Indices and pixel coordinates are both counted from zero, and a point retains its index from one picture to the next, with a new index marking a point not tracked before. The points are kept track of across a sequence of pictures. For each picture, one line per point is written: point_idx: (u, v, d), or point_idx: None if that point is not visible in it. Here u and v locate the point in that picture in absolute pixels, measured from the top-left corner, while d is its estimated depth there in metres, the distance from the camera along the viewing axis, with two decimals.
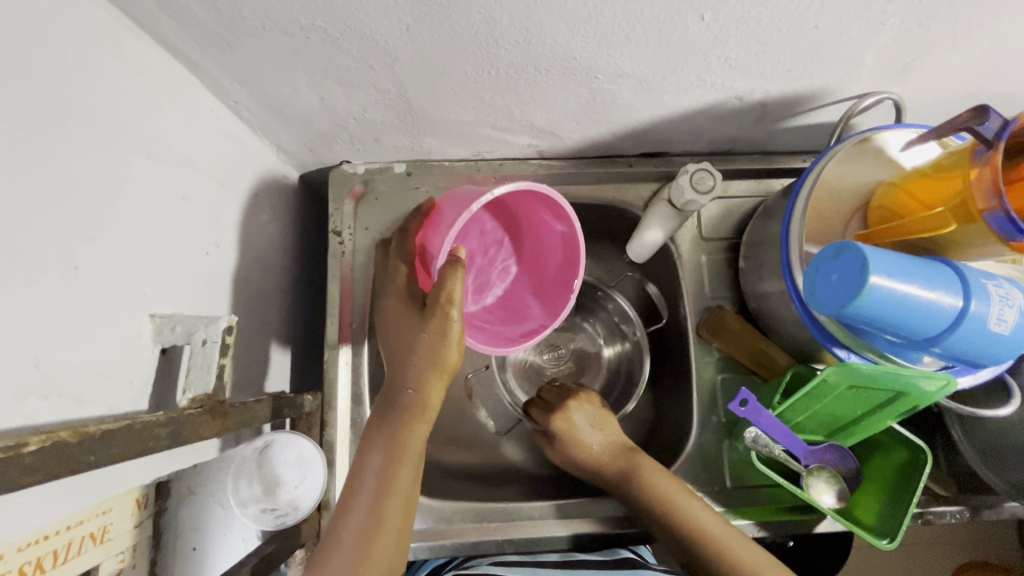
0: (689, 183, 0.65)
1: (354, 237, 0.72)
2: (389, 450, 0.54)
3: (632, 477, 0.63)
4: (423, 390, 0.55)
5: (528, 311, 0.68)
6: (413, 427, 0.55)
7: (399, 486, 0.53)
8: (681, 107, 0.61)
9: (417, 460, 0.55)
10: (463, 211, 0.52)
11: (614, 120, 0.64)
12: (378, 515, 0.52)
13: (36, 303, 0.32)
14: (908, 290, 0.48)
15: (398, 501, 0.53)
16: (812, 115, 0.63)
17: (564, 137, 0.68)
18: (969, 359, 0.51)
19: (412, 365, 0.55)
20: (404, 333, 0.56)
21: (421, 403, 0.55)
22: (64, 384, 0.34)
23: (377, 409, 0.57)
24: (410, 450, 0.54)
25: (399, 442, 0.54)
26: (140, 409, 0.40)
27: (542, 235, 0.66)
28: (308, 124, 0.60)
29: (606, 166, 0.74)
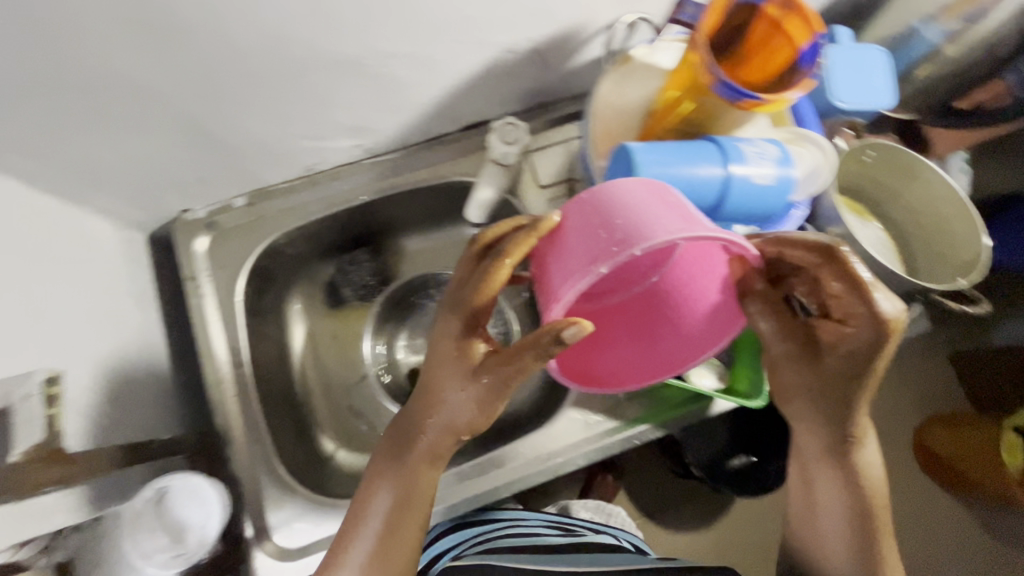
0: (498, 139, 0.69)
1: (213, 279, 0.74)
2: (394, 504, 0.55)
3: (830, 432, 0.56)
4: (430, 440, 0.54)
5: (677, 354, 0.61)
6: (423, 473, 0.55)
7: (401, 533, 0.55)
8: (464, 73, 0.66)
9: (422, 513, 0.56)
10: (600, 270, 0.46)
11: (412, 102, 0.68)
12: (382, 550, 0.54)
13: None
14: (676, 171, 0.53)
15: (396, 546, 0.55)
16: (585, 52, 0.70)
17: (378, 129, 0.72)
18: (755, 215, 0.57)
19: (436, 424, 0.53)
20: (433, 381, 0.52)
21: (431, 453, 0.55)
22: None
23: (387, 447, 0.57)
24: (420, 497, 0.55)
25: (404, 494, 0.55)
26: None
27: (688, 278, 0.60)
28: (120, 179, 0.62)
29: (434, 147, 0.78)
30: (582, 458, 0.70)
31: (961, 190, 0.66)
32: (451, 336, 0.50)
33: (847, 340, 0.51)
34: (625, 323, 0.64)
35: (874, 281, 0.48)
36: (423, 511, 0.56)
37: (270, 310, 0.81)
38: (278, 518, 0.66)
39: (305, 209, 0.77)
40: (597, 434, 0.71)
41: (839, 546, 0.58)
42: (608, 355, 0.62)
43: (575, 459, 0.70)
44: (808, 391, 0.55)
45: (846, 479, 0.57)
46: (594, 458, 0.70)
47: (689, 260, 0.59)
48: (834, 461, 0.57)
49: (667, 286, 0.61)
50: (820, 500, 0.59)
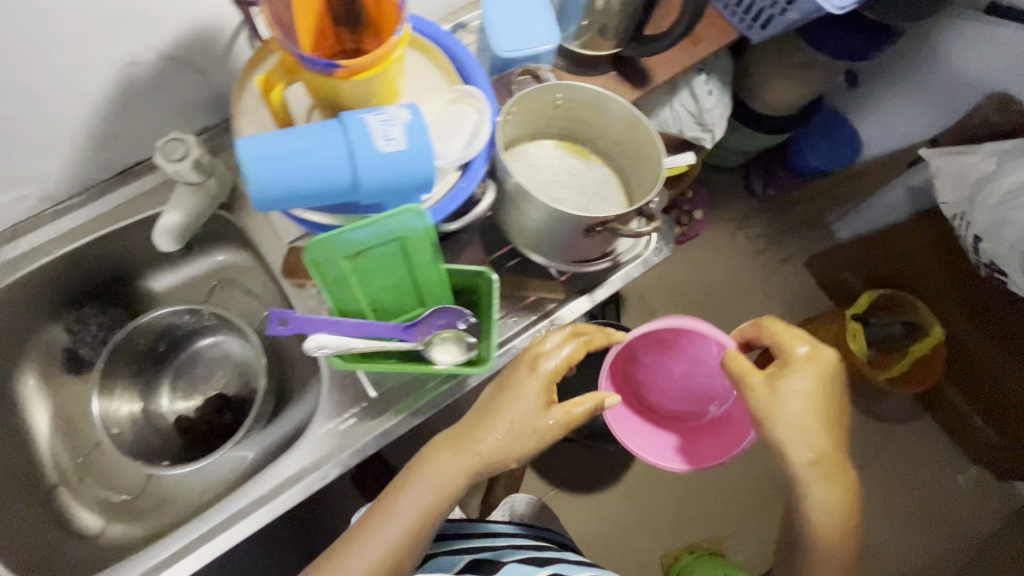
0: (159, 155, 0.63)
1: None
2: (432, 498, 0.62)
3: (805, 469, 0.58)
4: (461, 462, 0.62)
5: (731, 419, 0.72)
6: (456, 474, 0.62)
7: (416, 528, 0.62)
8: (93, 97, 0.60)
9: (420, 529, 0.62)
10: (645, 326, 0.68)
11: (54, 137, 0.62)
12: (404, 541, 0.61)
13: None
14: (285, 153, 0.51)
15: (403, 553, 0.61)
16: (240, 49, 0.66)
17: (34, 174, 0.65)
18: (400, 186, 0.54)
19: (496, 427, 0.62)
20: (495, 404, 0.63)
21: (478, 465, 0.62)
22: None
23: (444, 438, 0.65)
24: (452, 491, 0.62)
25: (436, 488, 0.62)
26: None
27: (709, 395, 0.75)
28: None
29: (126, 180, 0.72)
30: (335, 469, 0.67)
31: (633, 110, 0.66)
32: (508, 394, 0.63)
33: (794, 400, 0.58)
34: (686, 391, 0.77)
35: (808, 341, 0.60)
36: (433, 514, 0.62)
37: None
38: None
39: None
40: (351, 438, 0.68)
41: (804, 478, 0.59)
42: (645, 386, 0.78)
43: (327, 471, 0.67)
44: (794, 412, 0.58)
45: (854, 495, 0.60)
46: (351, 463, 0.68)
47: (728, 420, 0.72)
48: (835, 521, 0.59)
49: (721, 420, 0.74)
50: (808, 540, 0.60)
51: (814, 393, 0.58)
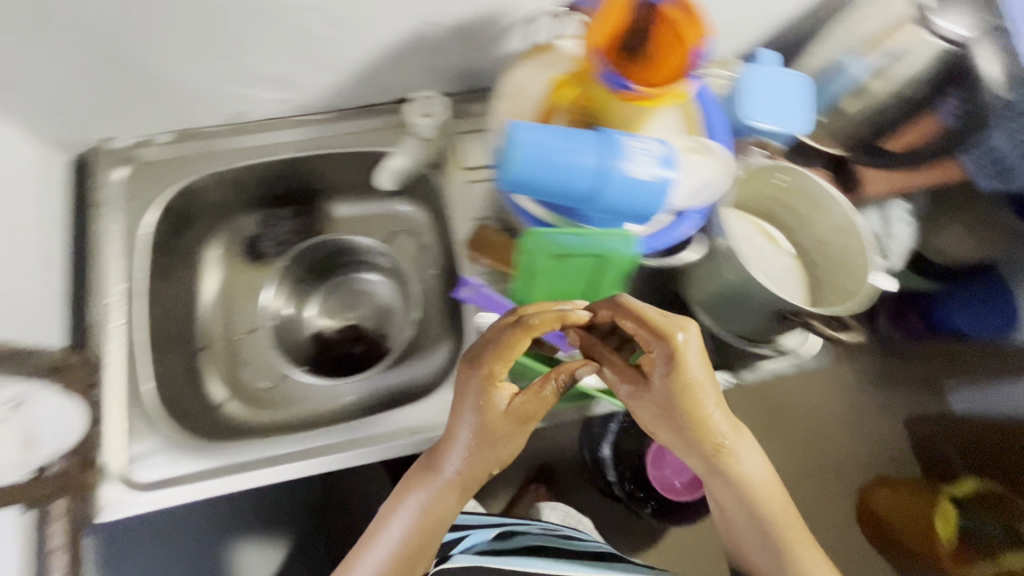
0: (414, 110, 0.70)
1: (124, 208, 0.75)
2: (427, 521, 0.62)
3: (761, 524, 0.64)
4: (462, 471, 0.61)
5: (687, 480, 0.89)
6: (445, 500, 0.61)
7: (427, 529, 0.62)
8: (386, 40, 0.67)
9: (440, 518, 0.62)
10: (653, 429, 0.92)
11: (338, 63, 0.70)
12: (400, 549, 0.61)
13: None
14: (547, 152, 0.53)
15: (410, 566, 0.62)
16: (513, 40, 0.71)
17: (304, 87, 0.73)
18: (632, 211, 0.57)
19: (456, 455, 0.61)
20: (452, 424, 0.62)
21: (454, 483, 0.62)
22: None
23: (409, 472, 0.65)
24: (440, 517, 0.62)
25: (428, 511, 0.62)
26: None
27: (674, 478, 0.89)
28: (38, 92, 0.65)
29: (365, 115, 0.79)
30: None
31: (858, 219, 0.65)
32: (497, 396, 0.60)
33: (690, 387, 0.58)
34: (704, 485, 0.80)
35: (685, 342, 0.57)
36: (438, 522, 0.62)
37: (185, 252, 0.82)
38: (135, 449, 0.66)
39: (230, 156, 0.78)
40: None
41: (790, 536, 0.64)
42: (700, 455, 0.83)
43: None
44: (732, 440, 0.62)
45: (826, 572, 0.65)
46: None
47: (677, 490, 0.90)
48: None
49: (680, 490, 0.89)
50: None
51: (699, 359, 0.58)
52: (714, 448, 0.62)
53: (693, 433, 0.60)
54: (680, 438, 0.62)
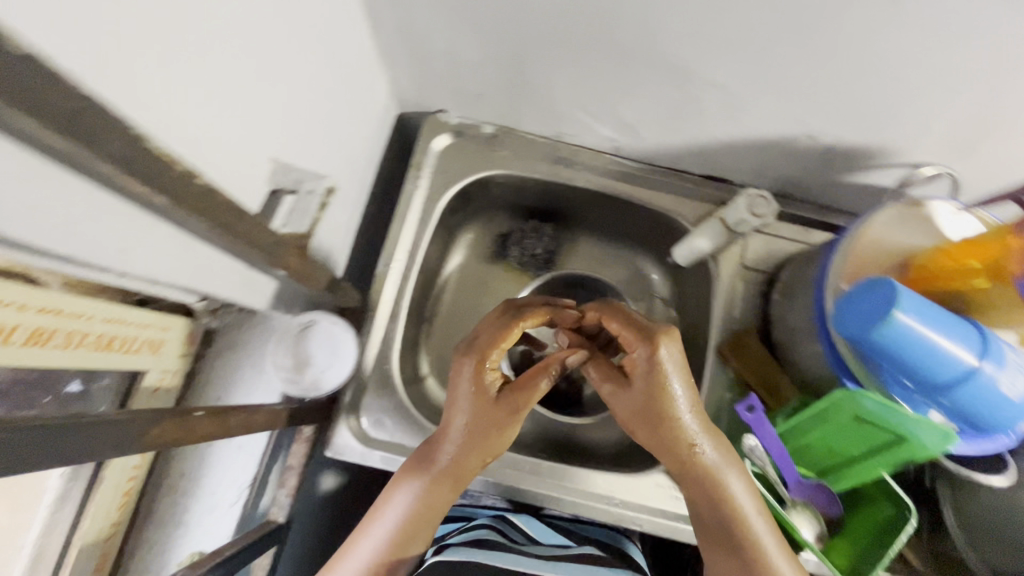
0: (746, 207, 0.69)
1: (431, 177, 0.78)
2: (408, 512, 0.57)
3: None
4: (461, 459, 0.58)
5: None
6: (444, 489, 0.58)
7: (424, 517, 0.58)
8: (757, 134, 0.67)
9: (431, 518, 0.58)
10: None
11: (694, 133, 0.70)
12: (412, 524, 0.57)
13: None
14: (930, 332, 0.52)
15: (407, 549, 0.57)
16: (872, 175, 0.68)
17: (643, 137, 0.74)
18: (970, 416, 0.55)
19: (456, 438, 0.58)
20: (447, 412, 0.60)
21: (456, 468, 0.58)
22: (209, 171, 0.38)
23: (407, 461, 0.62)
24: (433, 511, 0.58)
25: (424, 502, 0.58)
26: (247, 208, 0.45)
27: None
28: (429, 62, 0.69)
29: (672, 178, 0.80)
30: (650, 527, 0.68)
31: None
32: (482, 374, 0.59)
33: (672, 407, 0.55)
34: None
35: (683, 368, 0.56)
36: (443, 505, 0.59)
37: (450, 228, 0.86)
38: (371, 403, 0.69)
39: (535, 166, 0.81)
40: (677, 512, 0.69)
41: None
42: None
43: (642, 522, 0.68)
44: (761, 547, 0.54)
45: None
46: (658, 530, 0.68)
47: None
48: None
49: None
50: None
51: (687, 392, 0.55)
52: (740, 532, 0.54)
53: (729, 530, 0.54)
54: (711, 509, 0.56)
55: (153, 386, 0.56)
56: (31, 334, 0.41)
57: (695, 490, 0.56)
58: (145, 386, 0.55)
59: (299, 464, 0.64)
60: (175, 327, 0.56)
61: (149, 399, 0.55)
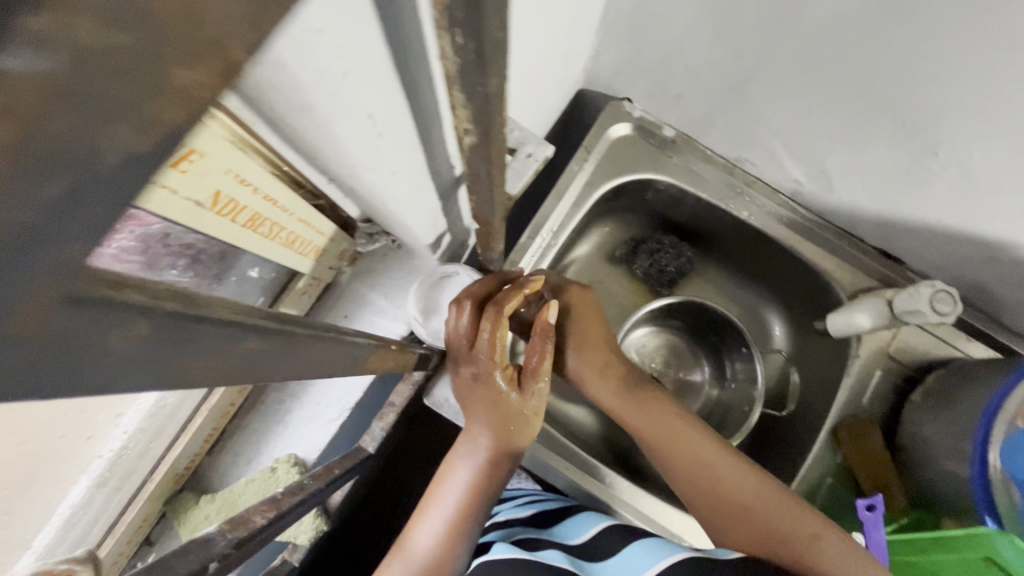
0: (929, 298, 0.64)
1: (595, 163, 0.76)
2: (468, 492, 0.56)
3: None
4: (510, 436, 0.56)
5: None
6: (503, 461, 0.57)
7: (483, 495, 0.57)
8: (972, 228, 0.61)
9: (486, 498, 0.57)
10: None
11: (897, 205, 0.64)
12: (471, 505, 0.56)
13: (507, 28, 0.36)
14: None
15: (468, 528, 0.56)
16: None
17: (834, 191, 0.68)
18: None
19: (492, 420, 0.56)
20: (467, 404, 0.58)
21: (510, 447, 0.57)
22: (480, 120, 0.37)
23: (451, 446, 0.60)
24: (496, 481, 0.57)
25: (482, 477, 0.57)
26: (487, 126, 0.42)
27: None
28: (645, 49, 0.65)
29: (842, 240, 0.75)
30: None
31: None
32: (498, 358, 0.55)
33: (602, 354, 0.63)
34: None
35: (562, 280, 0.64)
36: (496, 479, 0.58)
37: (591, 217, 0.83)
38: None
39: (703, 184, 0.77)
40: None
41: None
42: None
43: None
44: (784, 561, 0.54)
45: None
46: None
47: None
48: None
49: None
50: None
51: (604, 337, 0.64)
52: (776, 551, 0.54)
53: (760, 540, 0.55)
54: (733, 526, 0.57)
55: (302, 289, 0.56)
56: (251, 218, 0.41)
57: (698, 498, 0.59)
58: (297, 287, 0.56)
59: (399, 404, 0.63)
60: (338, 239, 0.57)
61: (294, 301, 0.56)
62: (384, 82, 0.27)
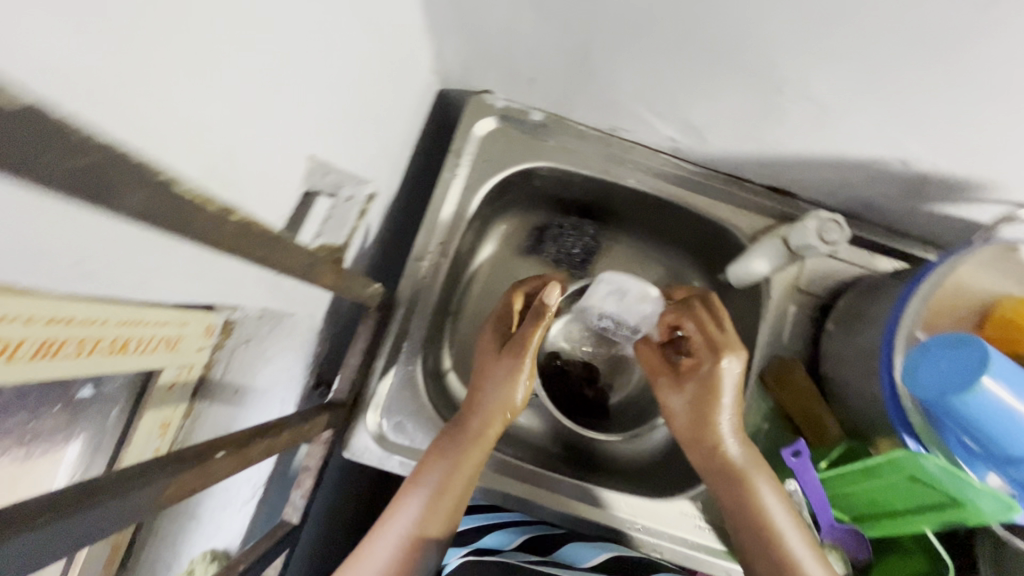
0: (816, 230, 0.63)
1: (470, 165, 0.72)
2: (439, 482, 0.56)
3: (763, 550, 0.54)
4: (486, 425, 0.60)
5: None
6: (473, 453, 0.59)
7: (452, 489, 0.56)
8: (841, 152, 0.59)
9: (448, 517, 0.56)
10: None
11: (768, 143, 0.63)
12: (435, 498, 0.56)
13: (248, 84, 0.33)
14: (1017, 404, 0.47)
15: (433, 532, 0.55)
16: (962, 208, 0.62)
17: (709, 141, 0.67)
18: None
19: (479, 411, 0.61)
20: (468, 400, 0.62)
21: (485, 438, 0.60)
22: (242, 192, 0.35)
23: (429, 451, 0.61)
24: (459, 485, 0.57)
25: (452, 474, 0.57)
26: (275, 231, 0.40)
27: None
28: (480, 40, 0.61)
29: (731, 185, 0.73)
30: (670, 556, 0.67)
31: None
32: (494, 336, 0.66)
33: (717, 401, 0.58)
34: None
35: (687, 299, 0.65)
36: (454, 509, 0.57)
37: (485, 218, 0.80)
38: (393, 404, 0.66)
39: (584, 159, 0.74)
40: (699, 543, 0.67)
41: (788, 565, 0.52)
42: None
43: (663, 550, 0.67)
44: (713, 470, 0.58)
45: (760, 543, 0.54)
46: (677, 559, 0.66)
47: None
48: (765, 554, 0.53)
49: None
50: None
51: (733, 399, 0.58)
52: (770, 537, 0.53)
53: (739, 502, 0.56)
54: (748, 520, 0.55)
55: (169, 382, 0.52)
56: (39, 348, 0.36)
57: (730, 494, 0.56)
58: (161, 383, 0.52)
59: (316, 466, 0.60)
60: (196, 320, 0.51)
61: (163, 398, 0.52)
62: (59, 217, 0.26)
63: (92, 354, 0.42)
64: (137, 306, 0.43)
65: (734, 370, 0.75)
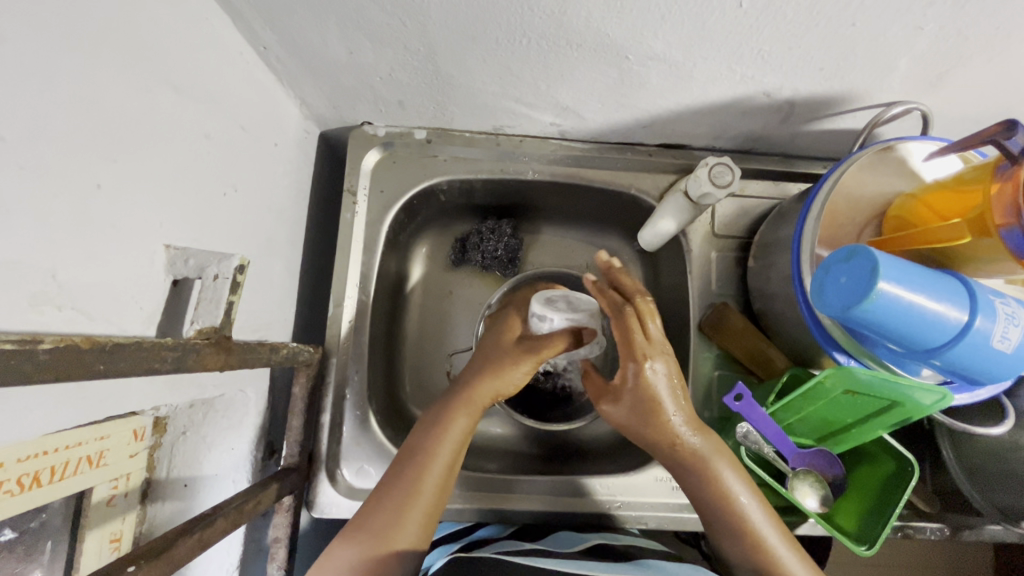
0: (707, 177, 0.64)
1: (368, 199, 0.73)
2: (404, 489, 0.53)
3: (709, 492, 0.55)
4: (451, 424, 0.58)
5: None
6: (435, 455, 0.56)
7: (421, 494, 0.53)
8: (708, 98, 0.60)
9: (421, 523, 0.52)
10: None
11: (640, 107, 0.64)
12: (402, 506, 0.52)
13: (58, 201, 0.32)
14: (915, 299, 0.48)
15: (401, 541, 0.50)
16: (838, 120, 0.63)
17: (587, 118, 0.67)
18: (965, 374, 0.52)
19: (445, 412, 0.59)
20: (431, 410, 0.61)
21: (452, 435, 0.58)
22: (90, 305, 0.35)
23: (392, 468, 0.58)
24: (426, 487, 0.54)
25: (418, 479, 0.54)
26: (149, 336, 0.41)
27: None
28: (335, 79, 0.61)
29: (625, 152, 0.74)
30: (655, 522, 0.68)
31: None
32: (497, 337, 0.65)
33: (654, 412, 0.56)
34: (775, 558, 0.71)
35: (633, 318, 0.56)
36: (427, 518, 0.53)
37: (403, 244, 0.80)
38: (351, 452, 0.66)
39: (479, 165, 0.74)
40: (679, 502, 0.69)
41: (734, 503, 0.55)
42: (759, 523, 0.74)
43: (647, 519, 0.68)
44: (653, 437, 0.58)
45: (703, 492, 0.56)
46: (664, 525, 0.68)
47: None
48: (712, 499, 0.55)
49: None
50: (724, 543, 0.55)
51: (669, 401, 0.56)
52: (720, 495, 0.55)
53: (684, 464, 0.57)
54: (722, 522, 0.55)
55: (105, 498, 0.52)
56: None
57: (698, 490, 0.56)
58: (96, 500, 0.51)
59: (285, 535, 0.60)
60: (118, 432, 0.51)
61: (104, 514, 0.52)
62: None
63: (12, 490, 0.43)
64: (39, 438, 0.42)
65: (676, 328, 0.76)
